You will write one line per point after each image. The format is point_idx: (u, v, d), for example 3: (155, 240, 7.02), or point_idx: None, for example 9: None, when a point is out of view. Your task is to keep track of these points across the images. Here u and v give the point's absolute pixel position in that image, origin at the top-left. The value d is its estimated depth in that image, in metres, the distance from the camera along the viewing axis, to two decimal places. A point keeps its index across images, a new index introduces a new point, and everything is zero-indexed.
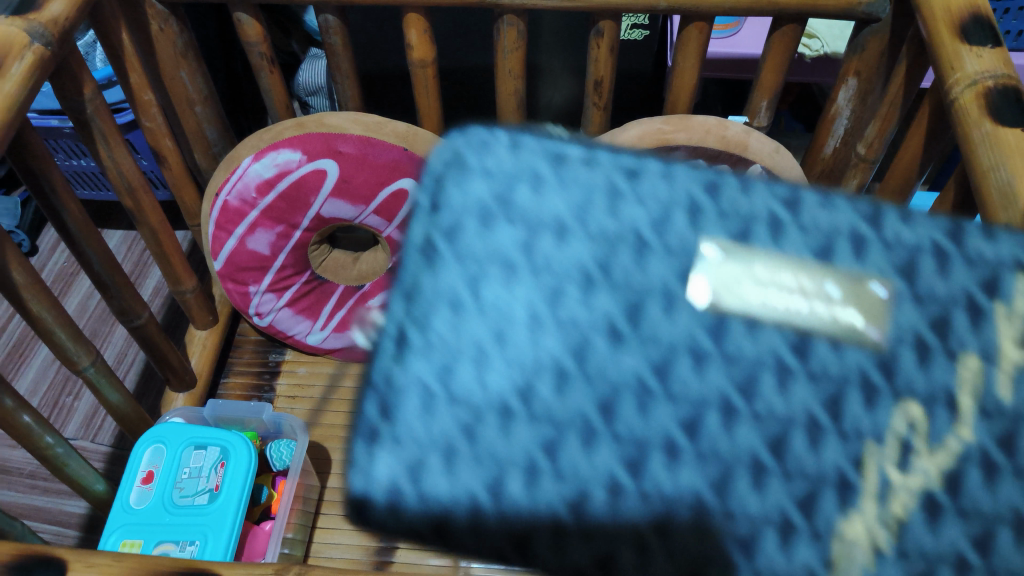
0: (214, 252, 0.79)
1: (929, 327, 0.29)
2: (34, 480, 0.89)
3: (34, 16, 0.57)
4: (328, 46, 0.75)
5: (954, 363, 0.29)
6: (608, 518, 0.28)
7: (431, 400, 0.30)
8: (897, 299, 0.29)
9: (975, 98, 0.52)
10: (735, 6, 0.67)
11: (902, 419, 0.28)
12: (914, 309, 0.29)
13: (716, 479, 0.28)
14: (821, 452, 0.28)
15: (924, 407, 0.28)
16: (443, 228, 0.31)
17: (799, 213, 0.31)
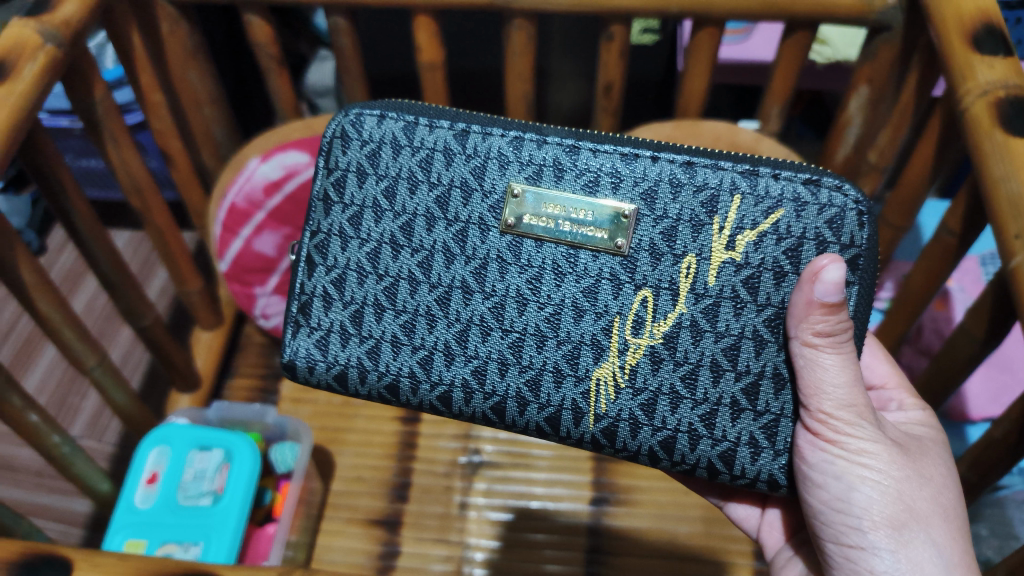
0: (220, 254, 0.78)
1: (660, 239, 0.49)
2: (39, 479, 0.88)
3: (48, 17, 0.57)
4: (337, 48, 0.75)
5: (676, 260, 0.49)
6: (541, 415, 0.52)
7: (355, 310, 0.54)
8: (639, 217, 0.49)
9: (986, 108, 0.52)
10: (747, 12, 0.67)
11: (638, 299, 0.49)
12: (650, 225, 0.49)
13: (531, 382, 0.52)
14: (580, 324, 0.50)
15: (652, 291, 0.49)
16: (330, 225, 0.54)
17: (500, 169, 0.50)
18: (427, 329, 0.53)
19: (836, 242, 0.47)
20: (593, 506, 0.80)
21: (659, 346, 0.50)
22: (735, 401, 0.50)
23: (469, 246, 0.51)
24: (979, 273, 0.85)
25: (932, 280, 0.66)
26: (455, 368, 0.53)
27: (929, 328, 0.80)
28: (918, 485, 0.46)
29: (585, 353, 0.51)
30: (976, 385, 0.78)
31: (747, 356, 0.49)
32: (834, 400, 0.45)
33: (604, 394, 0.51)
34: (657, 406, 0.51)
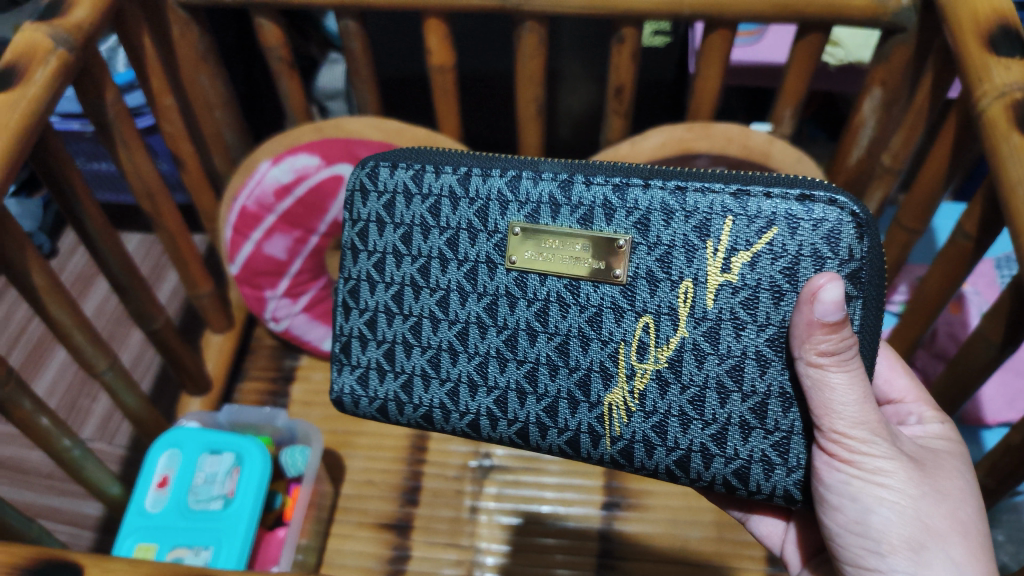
0: (231, 257, 0.79)
1: (656, 266, 0.48)
2: (50, 481, 0.89)
3: (59, 21, 0.57)
4: (347, 51, 0.75)
5: (675, 286, 0.48)
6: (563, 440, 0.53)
7: (388, 347, 0.56)
8: (635, 247, 0.48)
9: (1002, 110, 0.51)
10: (759, 14, 0.66)
11: (640, 325, 0.49)
12: (646, 254, 0.48)
13: (549, 409, 0.53)
14: (588, 353, 0.51)
15: (653, 318, 0.49)
16: (358, 271, 0.56)
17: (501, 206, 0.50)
18: (451, 362, 0.54)
19: (836, 258, 0.45)
20: (605, 510, 0.80)
21: (664, 369, 0.49)
22: (744, 420, 0.49)
23: (480, 284, 0.52)
24: (994, 276, 0.85)
25: (947, 284, 0.65)
26: (479, 397, 0.54)
27: (943, 332, 0.79)
28: (933, 502, 0.44)
29: (595, 381, 0.51)
30: (991, 389, 0.77)
31: (751, 376, 0.48)
32: (847, 418, 0.44)
33: (617, 418, 0.51)
34: (668, 428, 0.50)
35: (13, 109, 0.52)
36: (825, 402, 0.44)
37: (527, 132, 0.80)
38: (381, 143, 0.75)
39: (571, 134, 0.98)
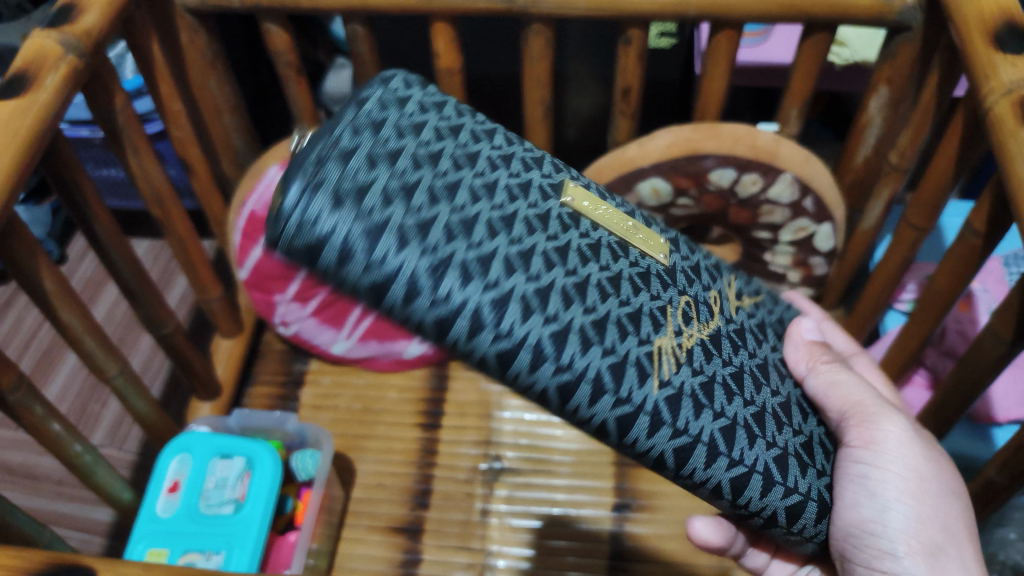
0: (241, 262, 0.82)
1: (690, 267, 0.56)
2: (61, 487, 0.89)
3: (69, 28, 0.58)
4: (354, 55, 0.75)
5: (706, 289, 0.56)
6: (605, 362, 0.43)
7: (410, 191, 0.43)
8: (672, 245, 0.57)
9: (1010, 107, 0.51)
10: (765, 14, 0.66)
11: (682, 298, 0.52)
12: (680, 254, 0.56)
13: (596, 322, 0.44)
14: (637, 295, 0.48)
15: (693, 300, 0.53)
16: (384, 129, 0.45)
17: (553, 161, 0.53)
18: (481, 230, 0.43)
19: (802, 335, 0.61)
20: (616, 512, 0.80)
21: (708, 340, 0.51)
22: (775, 409, 0.53)
23: (531, 194, 0.48)
24: (1003, 273, 0.85)
25: (956, 282, 0.65)
26: (516, 277, 0.43)
27: (952, 329, 0.79)
28: (945, 502, 0.53)
29: (645, 321, 0.47)
30: (1003, 386, 0.77)
31: (774, 377, 0.55)
32: (870, 406, 0.54)
33: (665, 362, 0.47)
34: (714, 392, 0.49)
35: (24, 114, 0.52)
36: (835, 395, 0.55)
37: (534, 135, 0.80)
38: None
39: (577, 136, 0.98)
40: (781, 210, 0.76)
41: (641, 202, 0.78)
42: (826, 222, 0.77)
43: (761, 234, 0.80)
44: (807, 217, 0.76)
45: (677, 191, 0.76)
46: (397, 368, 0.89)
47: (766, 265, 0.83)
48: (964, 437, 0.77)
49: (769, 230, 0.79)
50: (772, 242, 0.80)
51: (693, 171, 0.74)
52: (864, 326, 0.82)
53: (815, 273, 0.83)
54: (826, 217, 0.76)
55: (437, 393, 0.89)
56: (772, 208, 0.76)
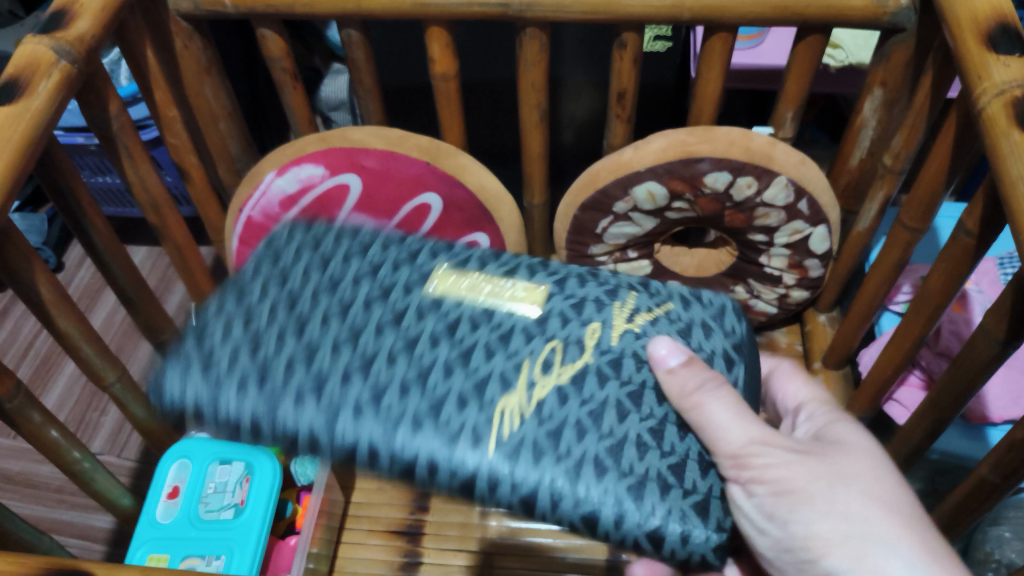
0: (238, 268, 0.80)
1: (567, 310, 0.58)
2: (61, 495, 0.89)
3: (62, 34, 0.58)
4: (350, 61, 0.75)
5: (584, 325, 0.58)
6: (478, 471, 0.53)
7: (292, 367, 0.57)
8: (551, 295, 0.60)
9: (1003, 107, 0.51)
10: (759, 17, 0.66)
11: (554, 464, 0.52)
12: (559, 300, 0.59)
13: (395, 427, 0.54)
14: (487, 421, 0.53)
15: (561, 343, 0.56)
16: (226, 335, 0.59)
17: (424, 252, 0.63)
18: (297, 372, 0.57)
19: (694, 297, 0.63)
20: None
21: (564, 385, 0.54)
22: (619, 402, 0.54)
23: (364, 342, 0.57)
24: (997, 275, 0.86)
25: (950, 283, 0.65)
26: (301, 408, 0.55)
27: (947, 330, 0.80)
28: (873, 516, 0.49)
29: (494, 387, 0.55)
30: (997, 386, 0.77)
31: (649, 402, 0.54)
32: (730, 441, 0.51)
33: (509, 421, 0.53)
34: (563, 436, 0.52)
35: (17, 123, 0.52)
36: (725, 434, 0.51)
37: (530, 140, 0.80)
38: (386, 153, 0.73)
39: (574, 141, 0.99)
40: (776, 212, 0.76)
41: (636, 206, 0.77)
42: (821, 224, 0.77)
43: (756, 237, 0.80)
44: (802, 219, 0.76)
45: (672, 195, 0.75)
46: None
47: (762, 267, 0.83)
48: (961, 437, 0.79)
49: (764, 233, 0.79)
50: (767, 246, 0.80)
51: (688, 175, 0.74)
52: (859, 328, 0.82)
53: (810, 275, 0.82)
54: (821, 219, 0.77)
55: None
56: (767, 211, 0.76)
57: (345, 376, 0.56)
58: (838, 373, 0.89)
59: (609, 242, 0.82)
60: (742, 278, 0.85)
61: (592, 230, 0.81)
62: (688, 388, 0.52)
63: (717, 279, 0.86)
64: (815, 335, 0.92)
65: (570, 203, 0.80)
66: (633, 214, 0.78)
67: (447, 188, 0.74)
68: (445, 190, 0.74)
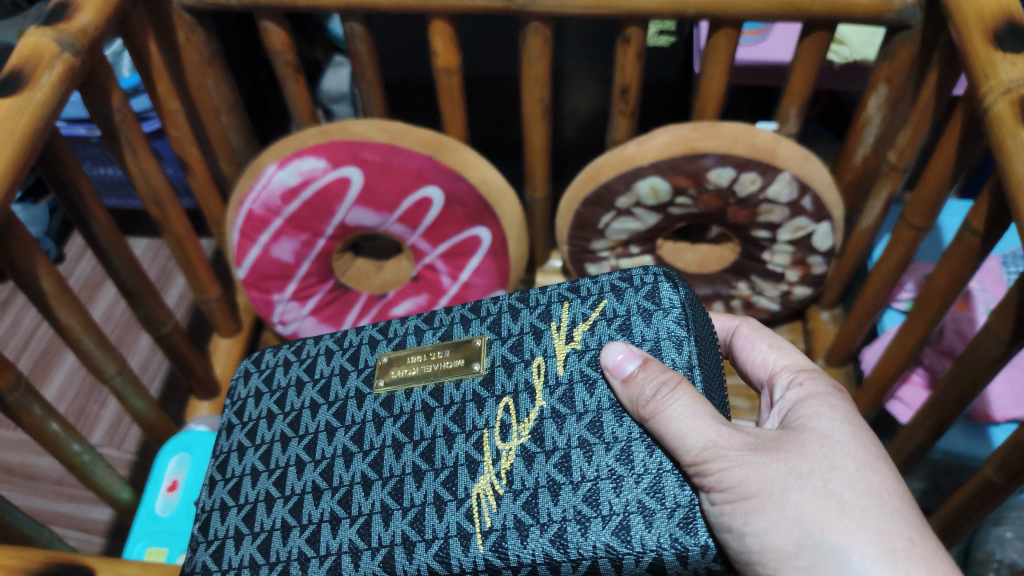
0: (238, 261, 0.80)
1: (509, 352, 0.49)
2: (60, 488, 0.89)
3: (65, 25, 0.57)
4: (353, 54, 0.75)
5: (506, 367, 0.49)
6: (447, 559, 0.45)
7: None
8: (490, 342, 0.50)
9: (1010, 105, 0.50)
10: (764, 13, 0.66)
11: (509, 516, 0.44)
12: (500, 344, 0.50)
13: (362, 528, 0.47)
14: (441, 518, 0.45)
15: (510, 397, 0.47)
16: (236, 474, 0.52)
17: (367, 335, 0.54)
18: (266, 512, 0.49)
19: (631, 286, 0.49)
20: None
21: (528, 444, 0.46)
22: (612, 472, 0.43)
23: (318, 451, 0.50)
24: (1001, 274, 0.85)
25: (956, 281, 0.65)
26: (290, 540, 0.48)
27: (951, 329, 0.80)
28: (830, 515, 0.40)
29: (461, 474, 0.46)
30: (1001, 386, 0.77)
31: (611, 427, 0.45)
32: (683, 446, 0.41)
33: (485, 506, 0.45)
34: (538, 503, 0.44)
35: (21, 113, 0.52)
36: (688, 440, 0.41)
37: (533, 134, 0.80)
38: (388, 146, 0.73)
39: (575, 136, 0.99)
40: (780, 209, 0.76)
41: (639, 201, 0.77)
42: (824, 221, 0.77)
43: (759, 234, 0.79)
44: (806, 216, 0.76)
45: (675, 190, 0.75)
46: None
47: (765, 264, 0.82)
48: (964, 437, 0.78)
49: (768, 230, 0.78)
50: (770, 242, 0.80)
51: (691, 171, 0.73)
52: (862, 326, 0.82)
53: (813, 272, 0.82)
54: (825, 216, 0.76)
55: None
56: (771, 207, 0.75)
57: (285, 531, 0.48)
58: (840, 371, 0.89)
59: (611, 238, 0.82)
60: (745, 275, 0.85)
61: (594, 225, 0.81)
62: (646, 392, 0.42)
63: (719, 276, 0.86)
64: (817, 333, 0.91)
65: (573, 198, 0.80)
66: (636, 209, 0.78)
67: (449, 182, 0.74)
68: (447, 184, 0.74)
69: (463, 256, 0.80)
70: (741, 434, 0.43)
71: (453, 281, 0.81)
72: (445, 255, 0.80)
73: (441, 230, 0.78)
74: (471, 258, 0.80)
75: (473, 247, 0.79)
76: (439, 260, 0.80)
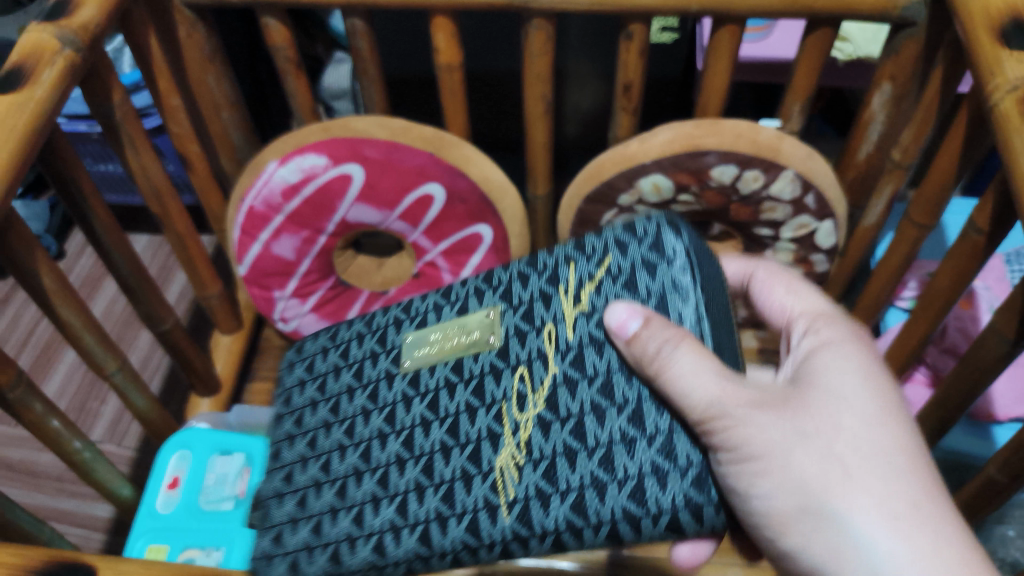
0: (239, 257, 0.79)
1: (522, 321, 0.50)
2: (61, 484, 0.89)
3: (65, 22, 0.57)
4: (354, 50, 0.75)
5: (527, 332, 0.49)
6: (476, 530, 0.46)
7: (292, 559, 0.51)
8: (502, 313, 0.51)
9: (1015, 104, 0.50)
10: (767, 10, 0.66)
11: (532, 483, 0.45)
12: (512, 315, 0.51)
13: (399, 505, 0.48)
14: (470, 492, 0.47)
15: (524, 365, 0.48)
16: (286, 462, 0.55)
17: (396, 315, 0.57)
18: (316, 496, 0.52)
19: (634, 240, 0.48)
20: None
21: (544, 413, 0.46)
22: (624, 435, 0.44)
23: (358, 434, 0.53)
24: (1004, 272, 0.85)
25: (960, 280, 0.65)
26: (337, 522, 0.50)
27: (954, 327, 0.79)
28: (835, 476, 0.40)
29: (484, 447, 0.47)
30: (1004, 385, 0.77)
31: (621, 387, 0.45)
32: (689, 402, 0.41)
33: (509, 478, 0.46)
34: (557, 470, 0.45)
35: (21, 109, 0.52)
36: (694, 396, 0.41)
37: (535, 131, 0.80)
38: (389, 142, 0.73)
39: (577, 133, 0.98)
40: (783, 206, 0.75)
41: (642, 198, 0.77)
42: (827, 219, 0.76)
43: (762, 231, 0.79)
44: (809, 213, 0.76)
45: (678, 188, 0.75)
46: None
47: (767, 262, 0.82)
48: (966, 436, 0.78)
49: (770, 227, 0.78)
50: (773, 240, 0.80)
51: (693, 168, 0.73)
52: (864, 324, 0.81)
53: (816, 270, 0.82)
54: (828, 214, 0.76)
55: None
56: (774, 205, 0.75)
57: (334, 515, 0.51)
58: None
59: None
60: None
61: (597, 222, 0.80)
62: (650, 350, 0.42)
63: None
64: None
65: (575, 195, 0.80)
66: (638, 207, 0.78)
67: (451, 179, 0.74)
68: (448, 181, 0.74)
69: (465, 253, 0.80)
70: (748, 387, 0.43)
71: (454, 278, 0.81)
72: (446, 252, 0.80)
73: (443, 227, 0.77)
74: (473, 255, 0.80)
75: (474, 245, 0.79)
76: (440, 258, 0.80)
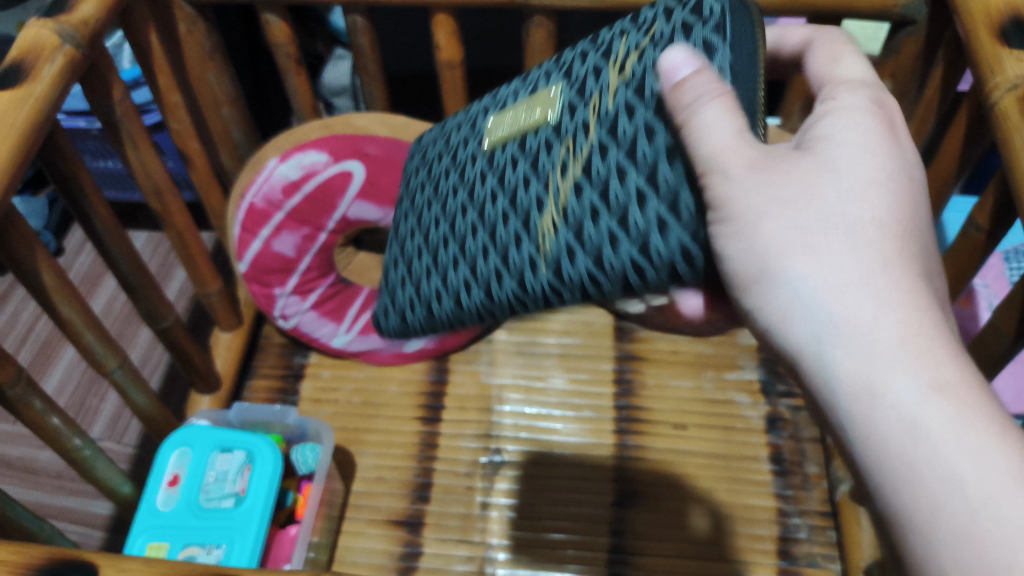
0: (239, 254, 0.78)
1: (576, 96, 0.53)
2: (60, 481, 0.88)
3: (65, 18, 0.57)
4: (355, 47, 0.74)
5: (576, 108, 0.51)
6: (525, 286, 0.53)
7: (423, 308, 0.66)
8: (562, 91, 0.55)
9: (1016, 102, 0.50)
10: (769, 8, 0.66)
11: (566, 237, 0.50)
12: (569, 91, 0.54)
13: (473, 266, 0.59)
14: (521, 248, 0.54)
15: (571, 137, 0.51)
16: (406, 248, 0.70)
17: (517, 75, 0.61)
18: (432, 274, 0.65)
19: (679, 5, 0.48)
20: (617, 506, 0.81)
21: (579, 180, 0.49)
22: (640, 190, 0.46)
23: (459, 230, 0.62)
24: (1003, 270, 0.85)
25: (961, 276, 0.65)
26: (445, 286, 0.63)
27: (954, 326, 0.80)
28: (794, 236, 0.38)
29: (534, 212, 0.53)
30: (1003, 383, 0.78)
31: (644, 144, 0.46)
32: (698, 141, 0.40)
33: (548, 237, 0.51)
34: (584, 229, 0.48)
35: (21, 107, 0.52)
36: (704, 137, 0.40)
37: None
38: (388, 141, 0.76)
39: None
40: None
41: None
42: None
43: None
44: None
45: None
46: (396, 361, 0.88)
47: None
48: None
49: None
50: None
51: None
52: None
53: None
54: None
55: (437, 385, 0.89)
56: None
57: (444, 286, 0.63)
58: None
59: None
60: None
61: None
62: (685, 100, 0.41)
63: None
64: None
65: None
66: None
67: None
68: None
69: None
70: (764, 141, 0.40)
71: None
72: None
73: None
74: None
75: None
76: None
